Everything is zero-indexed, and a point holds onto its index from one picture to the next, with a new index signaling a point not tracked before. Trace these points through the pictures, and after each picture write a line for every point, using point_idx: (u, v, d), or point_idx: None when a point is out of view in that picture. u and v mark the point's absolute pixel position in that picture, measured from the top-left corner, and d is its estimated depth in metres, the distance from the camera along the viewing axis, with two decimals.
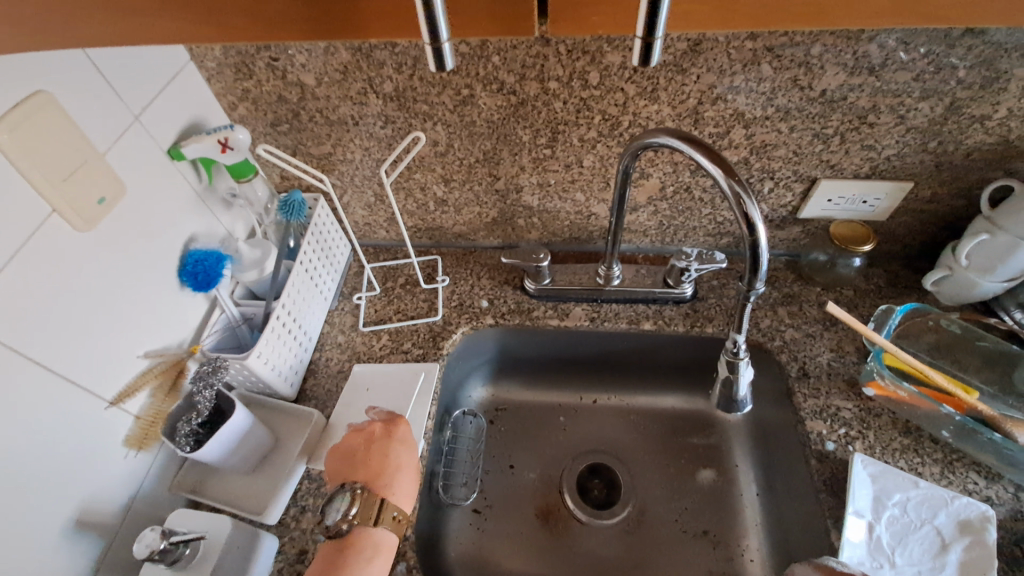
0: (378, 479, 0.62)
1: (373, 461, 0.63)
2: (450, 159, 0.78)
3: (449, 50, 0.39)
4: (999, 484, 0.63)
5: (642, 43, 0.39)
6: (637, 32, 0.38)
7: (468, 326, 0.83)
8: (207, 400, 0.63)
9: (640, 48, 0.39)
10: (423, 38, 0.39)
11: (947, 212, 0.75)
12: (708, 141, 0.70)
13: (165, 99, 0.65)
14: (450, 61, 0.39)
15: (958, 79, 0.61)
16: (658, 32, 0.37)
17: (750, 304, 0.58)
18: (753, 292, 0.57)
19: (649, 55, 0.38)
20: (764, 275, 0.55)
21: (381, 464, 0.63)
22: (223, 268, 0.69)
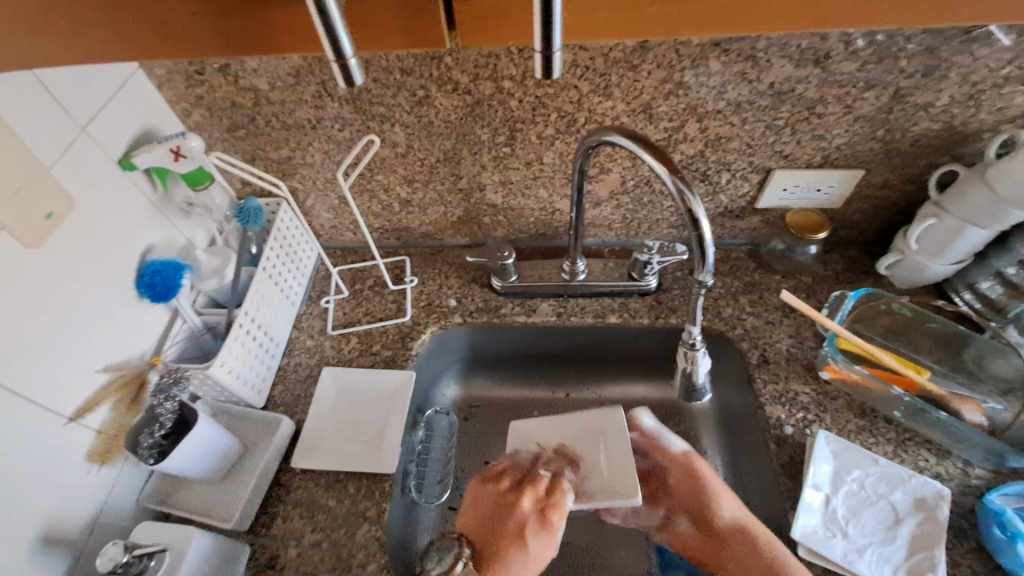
0: (486, 553, 0.64)
1: (501, 530, 0.65)
2: (412, 159, 0.78)
3: (355, 64, 0.41)
4: (949, 460, 0.65)
5: (542, 56, 0.40)
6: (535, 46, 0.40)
7: (438, 326, 0.84)
8: (168, 411, 0.64)
9: (540, 61, 0.40)
10: (330, 57, 0.40)
11: (899, 198, 0.77)
12: (663, 135, 0.71)
13: (118, 105, 0.64)
14: (358, 75, 0.41)
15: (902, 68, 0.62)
16: (554, 46, 0.39)
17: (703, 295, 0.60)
18: (702, 284, 0.58)
19: (550, 67, 0.40)
20: (711, 267, 0.57)
21: (504, 534, 0.64)
22: (181, 277, 0.69)
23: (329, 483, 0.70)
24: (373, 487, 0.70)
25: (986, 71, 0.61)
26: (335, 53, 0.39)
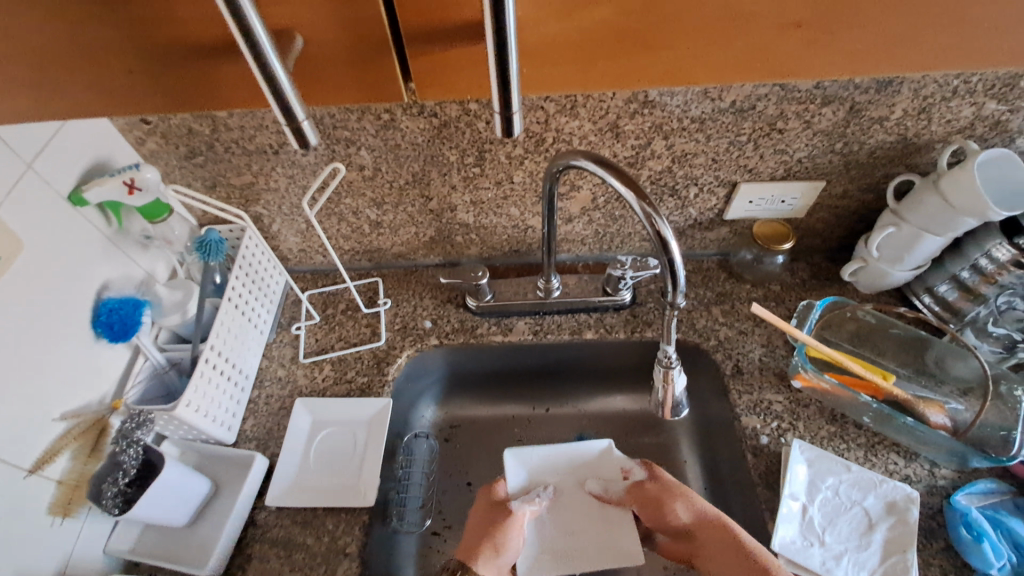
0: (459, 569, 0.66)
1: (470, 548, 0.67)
2: (380, 182, 0.77)
3: (307, 127, 0.45)
4: (916, 462, 0.67)
5: (502, 117, 0.46)
6: (497, 108, 0.45)
7: (413, 349, 0.83)
8: (134, 457, 0.61)
9: (502, 122, 0.46)
10: (282, 122, 0.45)
11: (860, 206, 0.79)
12: (631, 152, 0.71)
13: (70, 130, 0.62)
14: (311, 136, 0.46)
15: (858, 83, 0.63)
16: (514, 107, 0.45)
17: (674, 316, 0.60)
18: (675, 305, 0.59)
19: (510, 128, 0.46)
20: (684, 288, 0.57)
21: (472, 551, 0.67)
22: (141, 315, 0.66)
23: (306, 520, 0.69)
24: (353, 522, 0.68)
25: (936, 86, 0.63)
26: (289, 119, 0.44)
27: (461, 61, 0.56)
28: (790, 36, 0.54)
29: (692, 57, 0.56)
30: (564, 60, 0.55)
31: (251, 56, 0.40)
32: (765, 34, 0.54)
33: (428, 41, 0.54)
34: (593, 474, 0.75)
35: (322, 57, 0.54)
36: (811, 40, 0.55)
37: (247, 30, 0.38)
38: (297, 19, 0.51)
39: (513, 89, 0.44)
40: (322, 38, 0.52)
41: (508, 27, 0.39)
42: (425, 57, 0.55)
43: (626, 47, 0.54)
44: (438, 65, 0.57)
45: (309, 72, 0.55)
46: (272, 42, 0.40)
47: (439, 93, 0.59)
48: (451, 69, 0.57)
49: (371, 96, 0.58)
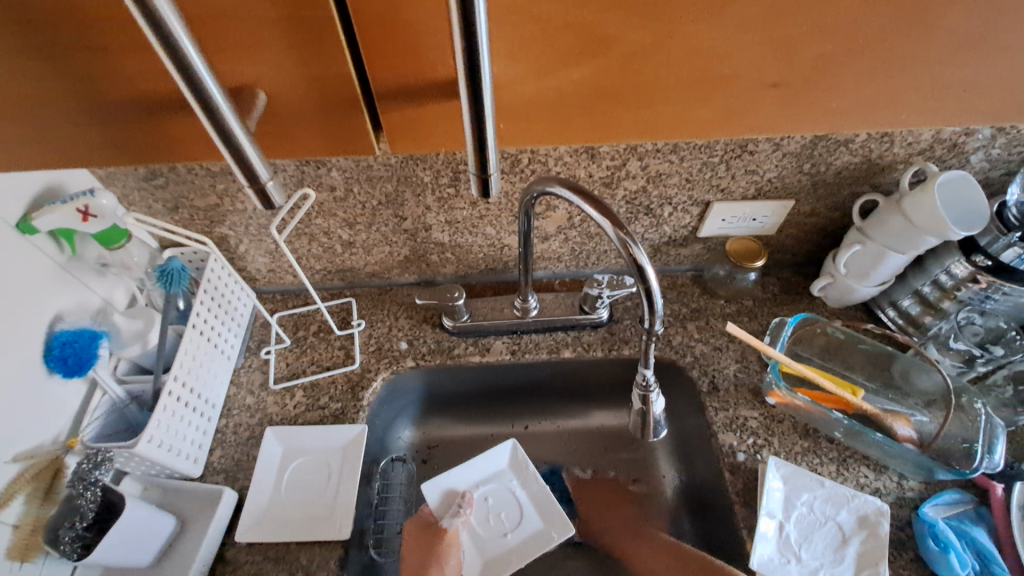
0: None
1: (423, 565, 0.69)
2: (352, 203, 0.75)
3: (272, 185, 0.46)
4: (885, 474, 0.69)
5: (480, 177, 0.47)
6: (474, 168, 0.47)
7: (389, 372, 0.81)
8: (91, 499, 0.58)
9: (480, 182, 0.48)
10: (245, 184, 0.45)
11: (827, 223, 0.81)
12: (606, 173, 0.71)
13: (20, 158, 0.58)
14: (275, 194, 0.46)
15: (830, 109, 0.64)
16: (491, 168, 0.47)
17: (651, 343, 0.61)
18: (653, 330, 0.60)
19: (490, 188, 0.48)
20: (661, 315, 0.58)
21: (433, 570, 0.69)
22: (96, 348, 0.62)
23: (278, 555, 0.66)
24: (328, 556, 0.66)
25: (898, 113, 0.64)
26: (251, 182, 0.44)
27: (433, 113, 0.61)
28: (768, 94, 0.61)
29: (668, 113, 0.62)
30: (542, 117, 0.62)
31: (205, 116, 0.40)
32: (746, 93, 0.60)
33: (398, 99, 0.59)
34: (498, 473, 0.79)
35: (291, 111, 0.59)
36: (791, 99, 0.62)
37: (203, 95, 0.38)
38: (256, 77, 0.55)
39: (490, 151, 0.46)
40: (287, 93, 0.57)
41: (484, 86, 0.40)
42: (391, 113, 0.61)
43: (609, 103, 0.61)
44: (410, 120, 0.62)
45: (284, 135, 0.62)
46: (229, 101, 0.40)
47: (411, 149, 0.66)
48: (422, 124, 0.62)
49: (340, 151, 0.64)
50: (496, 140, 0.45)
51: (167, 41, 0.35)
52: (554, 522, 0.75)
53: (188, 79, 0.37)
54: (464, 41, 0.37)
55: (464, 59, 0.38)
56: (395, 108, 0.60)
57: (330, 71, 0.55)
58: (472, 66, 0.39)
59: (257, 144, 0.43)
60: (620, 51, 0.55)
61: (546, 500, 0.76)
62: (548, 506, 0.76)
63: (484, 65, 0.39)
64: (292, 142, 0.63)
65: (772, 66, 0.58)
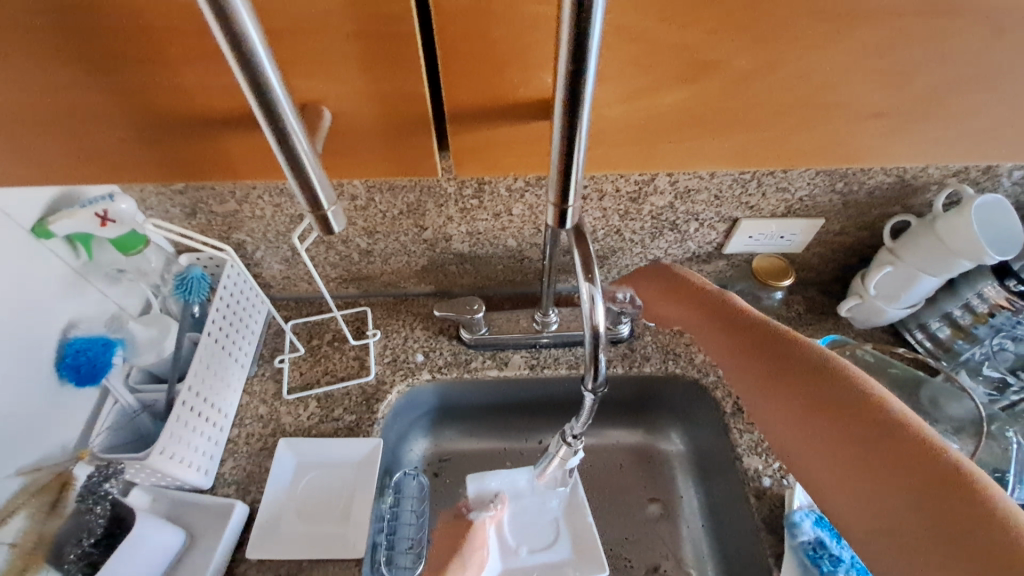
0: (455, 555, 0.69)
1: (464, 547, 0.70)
2: (372, 212, 0.73)
3: (335, 215, 0.44)
4: None
5: (558, 208, 0.46)
6: (553, 199, 0.46)
7: (404, 384, 0.79)
8: (102, 514, 0.57)
9: (556, 212, 0.46)
10: (307, 208, 0.43)
11: (855, 242, 0.79)
12: (634, 187, 0.70)
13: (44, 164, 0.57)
14: (337, 224, 0.44)
15: None
16: (569, 203, 0.45)
17: (596, 405, 0.57)
18: (588, 389, 0.56)
19: (565, 221, 0.46)
20: (604, 372, 0.54)
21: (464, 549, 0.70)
22: (113, 354, 0.61)
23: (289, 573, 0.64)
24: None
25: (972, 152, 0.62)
26: (314, 209, 0.42)
27: (507, 138, 0.55)
28: (870, 123, 0.55)
29: (747, 140, 0.56)
30: None
31: (275, 136, 0.37)
32: (844, 123, 0.55)
33: (475, 120, 0.53)
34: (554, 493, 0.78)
35: (354, 132, 0.54)
36: (892, 128, 0.56)
37: (277, 118, 0.36)
38: (326, 94, 0.49)
39: (574, 182, 0.44)
40: (355, 113, 0.51)
41: (583, 107, 0.38)
42: (461, 136, 0.54)
43: (694, 128, 0.54)
44: (482, 142, 0.55)
45: (342, 154, 0.56)
46: (299, 119, 0.38)
47: (476, 172, 0.58)
48: (495, 146, 0.56)
49: (404, 172, 0.58)
50: (581, 170, 0.43)
51: (247, 63, 0.33)
52: (581, 564, 0.72)
53: (261, 98, 0.35)
54: (568, 73, 0.35)
55: (565, 84, 0.36)
56: (471, 128, 0.54)
57: (401, 90, 0.50)
58: (570, 107, 0.37)
59: (323, 168, 0.41)
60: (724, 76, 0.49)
61: (585, 537, 0.74)
62: (587, 542, 0.73)
63: (587, 93, 0.37)
64: (354, 165, 0.58)
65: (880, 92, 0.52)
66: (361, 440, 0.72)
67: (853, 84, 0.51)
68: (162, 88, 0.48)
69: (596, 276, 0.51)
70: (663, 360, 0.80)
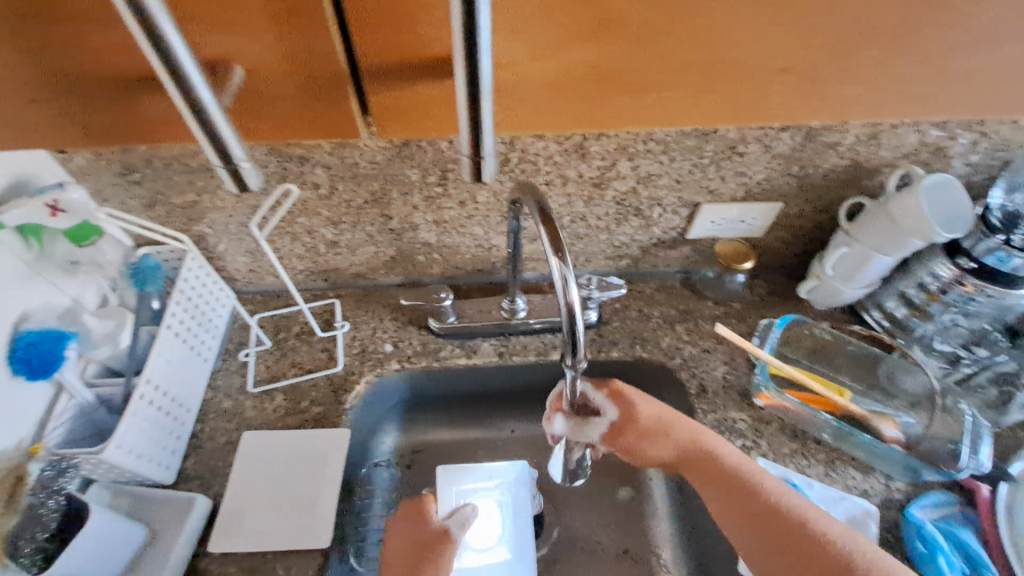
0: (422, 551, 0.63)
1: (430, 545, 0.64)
2: (336, 201, 0.73)
3: (250, 168, 0.43)
4: (872, 476, 0.69)
5: (472, 162, 0.46)
6: (467, 152, 0.46)
7: (373, 375, 0.78)
8: (54, 508, 0.55)
9: (473, 165, 0.46)
10: (218, 163, 0.43)
11: (814, 226, 0.81)
12: (596, 173, 0.71)
13: None
14: (253, 177, 0.43)
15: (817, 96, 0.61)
16: (486, 153, 0.45)
17: (580, 377, 0.56)
18: (575, 364, 0.55)
19: (483, 172, 0.46)
20: (584, 344, 0.53)
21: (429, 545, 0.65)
22: (66, 346, 0.60)
23: (255, 565, 0.64)
24: (306, 566, 0.64)
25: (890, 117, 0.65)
26: (225, 161, 0.42)
27: (430, 100, 0.55)
28: (779, 79, 0.55)
29: (675, 103, 0.57)
30: None
31: (170, 81, 0.37)
32: (759, 79, 0.55)
33: (393, 80, 0.53)
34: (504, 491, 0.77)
35: (272, 97, 0.53)
36: (802, 83, 0.55)
37: (171, 58, 0.36)
38: (232, 50, 0.48)
39: (485, 131, 0.44)
40: (267, 70, 0.50)
41: (481, 54, 0.38)
42: (380, 95, 0.54)
43: (612, 89, 0.54)
44: (402, 103, 0.55)
45: (253, 115, 0.55)
46: (204, 75, 0.38)
47: (399, 133, 0.58)
48: (416, 109, 0.56)
49: (326, 134, 0.58)
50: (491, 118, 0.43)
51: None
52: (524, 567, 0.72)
53: (152, 38, 0.35)
54: (462, 15, 0.36)
55: (463, 38, 0.37)
56: (388, 88, 0.54)
57: (312, 48, 0.49)
58: (469, 53, 0.38)
59: (230, 118, 0.41)
60: (635, 29, 0.49)
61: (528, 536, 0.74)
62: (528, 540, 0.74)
63: (482, 39, 0.38)
64: (263, 124, 0.56)
65: (791, 50, 0.52)
66: (333, 431, 0.72)
67: (766, 40, 0.51)
68: (98, 61, 0.48)
69: (567, 255, 0.50)
70: (630, 344, 0.80)
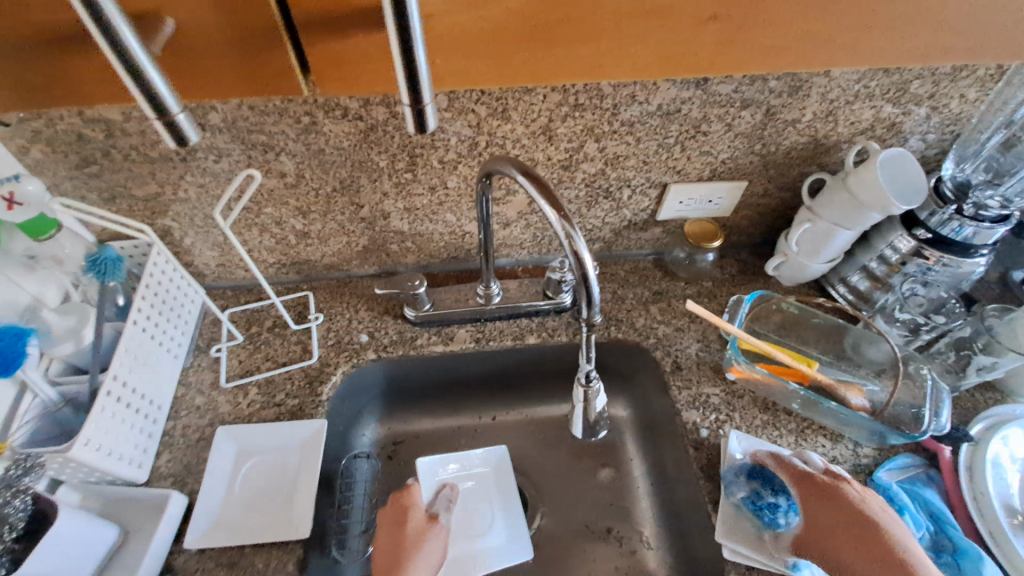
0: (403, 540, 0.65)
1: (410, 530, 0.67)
2: (304, 190, 0.72)
3: (184, 120, 0.43)
4: (841, 443, 0.71)
5: (414, 111, 0.45)
6: (407, 101, 0.45)
7: (349, 365, 0.78)
8: (20, 508, 0.53)
9: (415, 115, 0.45)
10: (152, 116, 0.42)
11: (779, 204, 0.84)
12: (564, 155, 0.71)
13: None
14: (188, 130, 0.43)
15: (767, 52, 0.61)
16: (425, 100, 0.45)
17: (593, 333, 0.58)
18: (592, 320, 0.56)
19: (425, 122, 0.45)
20: (599, 305, 0.55)
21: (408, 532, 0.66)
22: (26, 343, 0.58)
23: (233, 560, 0.62)
24: (286, 558, 0.63)
25: (840, 90, 0.67)
26: (159, 114, 0.41)
27: (370, 49, 0.56)
28: (708, 28, 0.58)
29: (607, 51, 0.59)
30: (479, 54, 0.57)
31: (98, 34, 0.37)
32: (686, 29, 0.58)
33: (327, 30, 0.54)
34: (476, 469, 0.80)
35: (205, 48, 0.54)
36: (728, 34, 0.59)
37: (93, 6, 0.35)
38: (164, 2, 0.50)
39: (424, 83, 0.44)
40: (200, 22, 0.52)
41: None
42: (316, 45, 0.55)
43: (548, 39, 0.57)
44: (342, 56, 0.57)
45: (189, 70, 0.56)
46: (131, 28, 0.38)
47: (341, 89, 0.60)
48: (353, 61, 0.57)
49: (267, 91, 0.59)
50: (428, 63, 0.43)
51: None
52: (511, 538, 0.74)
53: None
54: None
55: (396, 20, 0.39)
56: (322, 41, 0.55)
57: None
58: (404, 44, 0.40)
59: (163, 72, 0.40)
60: None
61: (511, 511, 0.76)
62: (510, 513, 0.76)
63: None
64: (200, 82, 0.57)
65: None
66: (305, 424, 0.71)
67: None
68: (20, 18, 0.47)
69: (571, 218, 0.51)
70: (605, 325, 0.81)
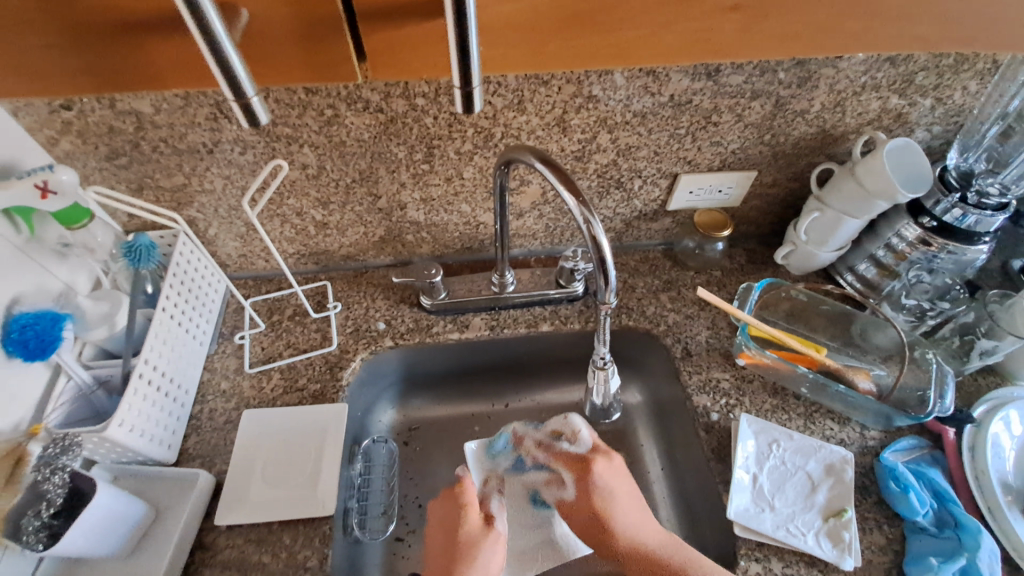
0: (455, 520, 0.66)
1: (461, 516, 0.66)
2: (325, 181, 0.74)
3: (258, 102, 0.45)
4: (849, 426, 0.73)
5: (462, 92, 0.47)
6: (456, 84, 0.46)
7: (368, 352, 0.80)
8: (60, 484, 0.53)
9: (461, 98, 0.47)
10: (230, 98, 0.44)
11: (787, 194, 0.85)
12: (577, 147, 0.73)
13: None
14: (262, 111, 0.45)
15: (788, 41, 0.63)
16: (473, 85, 0.46)
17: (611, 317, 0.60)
18: (606, 304, 0.58)
19: (471, 105, 0.47)
20: (615, 287, 0.56)
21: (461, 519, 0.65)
22: (61, 327, 0.60)
23: (260, 537, 0.65)
24: (312, 534, 0.65)
25: (848, 81, 0.69)
26: (237, 95, 0.43)
27: (417, 38, 0.58)
28: (729, 17, 0.60)
29: (635, 38, 0.60)
30: (517, 42, 0.59)
31: (196, 30, 0.39)
32: (710, 17, 0.59)
33: (383, 20, 0.56)
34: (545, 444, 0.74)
35: (266, 37, 0.56)
36: (747, 22, 0.60)
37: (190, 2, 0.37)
38: None
39: (471, 65, 0.45)
40: (266, 11, 0.54)
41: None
42: (375, 33, 0.57)
43: (580, 28, 0.59)
44: (387, 45, 0.59)
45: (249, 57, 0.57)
46: (217, 11, 0.39)
47: (391, 75, 0.62)
48: (401, 50, 0.59)
49: (320, 78, 0.61)
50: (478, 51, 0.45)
51: None
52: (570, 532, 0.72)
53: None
54: None
55: (453, 12, 0.41)
56: (379, 30, 0.57)
57: None
58: (460, 35, 0.42)
59: (243, 57, 0.42)
60: None
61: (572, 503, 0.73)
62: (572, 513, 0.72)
63: None
64: (268, 66, 0.59)
65: None
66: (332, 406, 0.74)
67: None
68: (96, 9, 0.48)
69: (588, 203, 0.53)
70: (616, 312, 0.83)
